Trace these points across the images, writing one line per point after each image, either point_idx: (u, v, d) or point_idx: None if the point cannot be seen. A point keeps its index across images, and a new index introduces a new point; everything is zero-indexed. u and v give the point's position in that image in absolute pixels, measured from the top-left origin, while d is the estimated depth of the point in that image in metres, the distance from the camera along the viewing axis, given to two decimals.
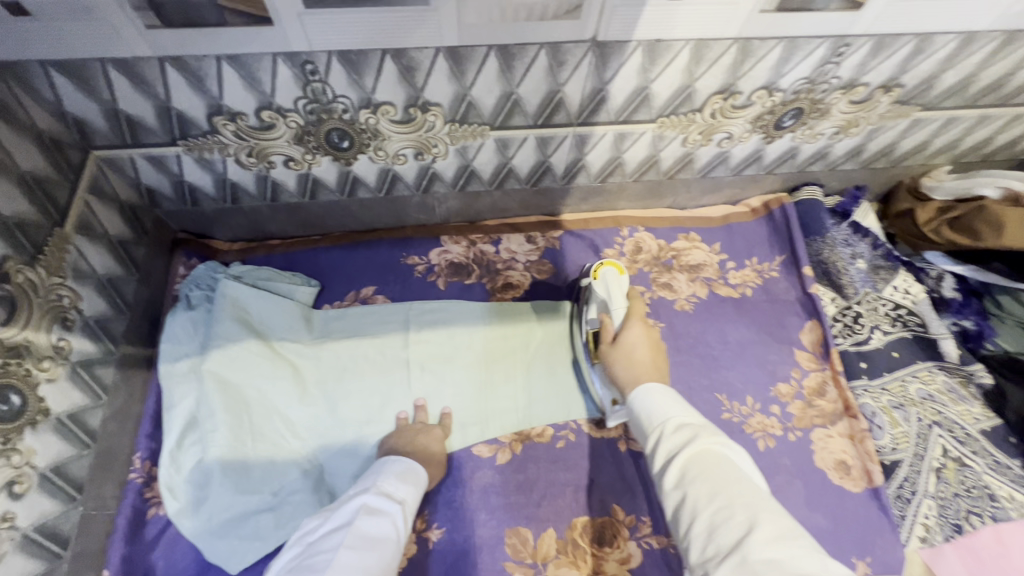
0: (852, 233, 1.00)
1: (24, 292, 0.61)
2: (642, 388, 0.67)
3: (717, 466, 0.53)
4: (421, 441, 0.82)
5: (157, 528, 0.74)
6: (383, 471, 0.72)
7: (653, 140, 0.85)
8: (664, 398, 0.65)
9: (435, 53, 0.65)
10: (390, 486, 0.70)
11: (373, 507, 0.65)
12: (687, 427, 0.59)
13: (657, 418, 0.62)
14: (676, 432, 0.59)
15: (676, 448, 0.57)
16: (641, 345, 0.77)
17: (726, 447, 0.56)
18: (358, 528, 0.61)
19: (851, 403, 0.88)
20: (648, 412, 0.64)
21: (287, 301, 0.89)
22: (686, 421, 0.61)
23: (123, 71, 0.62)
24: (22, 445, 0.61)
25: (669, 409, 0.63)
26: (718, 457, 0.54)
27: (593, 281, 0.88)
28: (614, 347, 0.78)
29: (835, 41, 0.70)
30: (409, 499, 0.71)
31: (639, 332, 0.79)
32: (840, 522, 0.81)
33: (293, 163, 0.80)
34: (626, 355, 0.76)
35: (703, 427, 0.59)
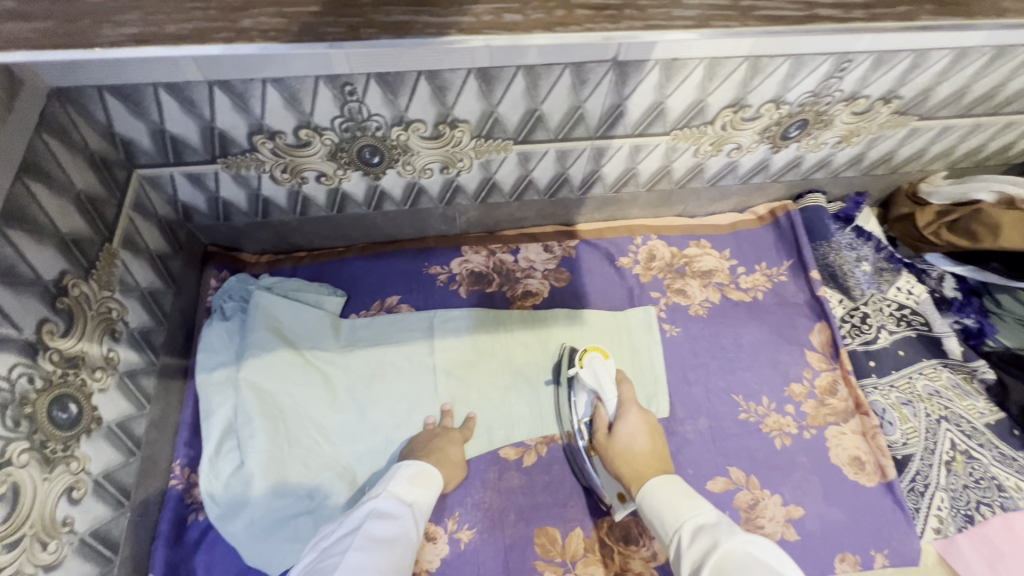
0: (856, 238, 1.04)
1: (79, 305, 0.64)
2: (653, 488, 0.70)
3: (741, 569, 0.53)
4: (438, 444, 0.83)
5: (197, 531, 0.77)
6: (395, 476, 0.73)
7: (666, 151, 0.89)
8: (679, 499, 0.67)
9: (466, 74, 0.69)
10: (402, 489, 0.71)
11: (384, 512, 0.68)
12: (705, 532, 0.60)
13: (675, 526, 0.64)
14: (695, 543, 0.60)
15: (699, 557, 0.58)
16: (640, 435, 0.79)
17: (749, 543, 0.56)
18: (366, 532, 0.65)
19: (862, 400, 0.92)
20: (665, 519, 0.65)
21: (316, 311, 0.92)
22: (701, 522, 0.62)
23: (172, 95, 0.66)
24: (79, 451, 0.62)
25: (683, 512, 0.64)
26: (740, 557, 0.54)
27: (579, 370, 0.86)
28: (613, 440, 0.79)
29: (838, 58, 0.74)
30: (421, 501, 0.72)
31: (637, 417, 0.80)
32: (855, 514, 0.85)
33: (324, 178, 0.84)
34: (627, 450, 0.78)
35: (720, 528, 0.60)
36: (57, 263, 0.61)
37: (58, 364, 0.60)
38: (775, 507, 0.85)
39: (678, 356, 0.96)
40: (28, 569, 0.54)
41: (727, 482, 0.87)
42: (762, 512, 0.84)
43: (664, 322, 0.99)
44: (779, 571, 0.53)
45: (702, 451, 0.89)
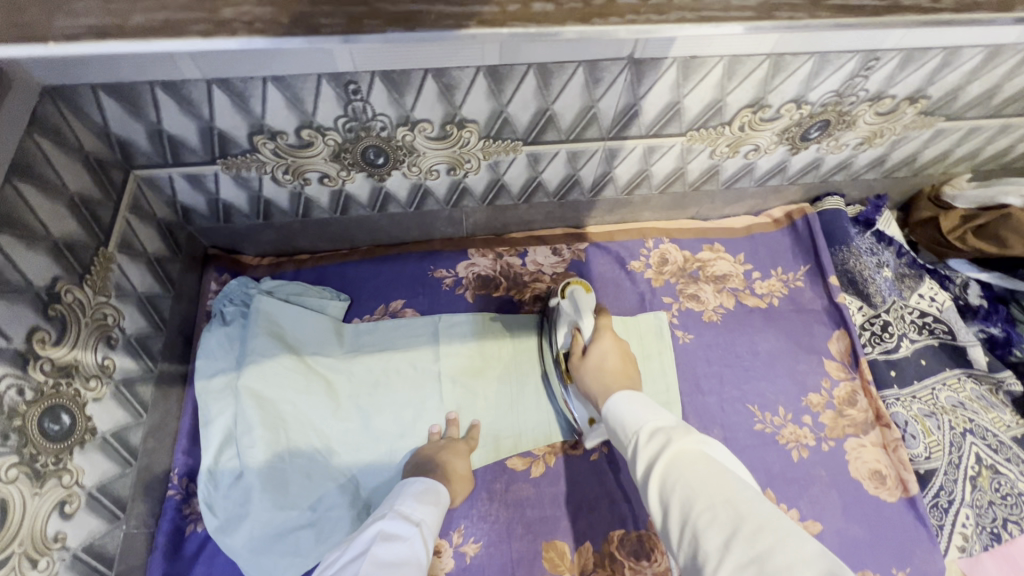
0: (876, 242, 1.01)
1: (73, 311, 0.61)
2: (619, 397, 0.67)
3: (696, 467, 0.53)
4: (444, 457, 0.81)
5: (196, 543, 0.75)
6: (399, 495, 0.71)
7: (681, 153, 0.86)
8: (639, 405, 0.65)
9: (475, 72, 0.66)
10: (408, 508, 0.69)
11: (391, 533, 0.64)
12: (661, 431, 0.59)
13: (634, 427, 0.62)
14: (651, 440, 0.59)
15: (654, 455, 0.57)
16: (611, 355, 0.78)
17: (703, 443, 0.56)
18: (375, 555, 0.60)
19: (882, 412, 0.89)
20: (625, 421, 0.64)
21: (318, 316, 0.90)
22: (659, 423, 0.61)
23: (170, 93, 0.63)
24: (72, 464, 0.60)
25: (642, 414, 0.63)
26: (697, 455, 0.54)
27: (560, 300, 0.87)
28: (585, 359, 0.79)
29: (864, 55, 0.71)
30: (429, 520, 0.69)
31: (610, 341, 0.80)
32: (876, 531, 0.82)
33: (327, 179, 0.81)
34: (597, 365, 0.77)
35: (676, 428, 0.59)
36: (49, 270, 0.58)
37: (50, 374, 0.57)
38: (792, 522, 0.82)
39: (692, 364, 0.93)
40: None
41: None
42: None
43: (677, 328, 0.96)
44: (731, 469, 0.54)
45: None
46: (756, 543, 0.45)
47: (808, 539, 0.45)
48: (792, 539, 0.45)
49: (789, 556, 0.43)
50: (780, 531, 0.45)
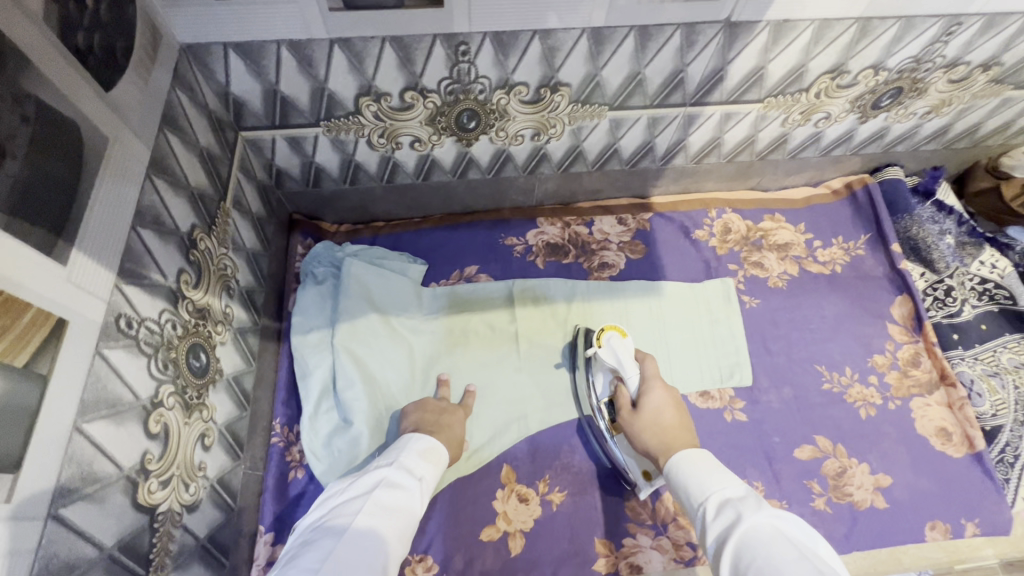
0: (937, 212, 1.03)
1: (204, 259, 0.65)
2: (678, 461, 0.64)
3: (765, 547, 0.48)
4: (445, 420, 0.79)
5: (300, 487, 0.79)
6: (403, 448, 0.69)
7: (755, 120, 0.89)
8: (706, 469, 0.61)
9: (579, 34, 0.69)
10: (411, 461, 0.66)
11: (393, 482, 0.63)
12: (730, 505, 0.54)
13: (701, 499, 0.58)
14: (720, 515, 0.54)
15: (722, 534, 0.53)
16: (667, 409, 0.73)
17: (776, 519, 0.50)
18: (375, 499, 0.59)
19: (947, 372, 0.91)
20: (692, 491, 0.60)
21: (402, 279, 0.93)
22: (729, 496, 0.56)
23: (293, 53, 0.66)
24: (208, 401, 0.64)
25: (711, 484, 0.58)
26: (768, 535, 0.48)
27: (597, 349, 0.83)
28: (638, 415, 0.74)
29: (948, 20, 0.74)
30: (431, 477, 0.67)
31: (661, 392, 0.75)
32: (944, 484, 0.85)
33: (418, 144, 0.84)
34: (653, 423, 0.72)
35: (747, 501, 0.54)
36: (189, 216, 0.62)
37: (191, 314, 0.61)
38: (863, 475, 0.85)
39: (759, 328, 0.96)
40: (176, 508, 0.56)
41: (815, 450, 0.87)
42: (850, 480, 0.85)
43: (742, 294, 0.99)
44: (810, 550, 0.47)
45: (788, 419, 0.89)
46: None
47: None
48: None
49: None
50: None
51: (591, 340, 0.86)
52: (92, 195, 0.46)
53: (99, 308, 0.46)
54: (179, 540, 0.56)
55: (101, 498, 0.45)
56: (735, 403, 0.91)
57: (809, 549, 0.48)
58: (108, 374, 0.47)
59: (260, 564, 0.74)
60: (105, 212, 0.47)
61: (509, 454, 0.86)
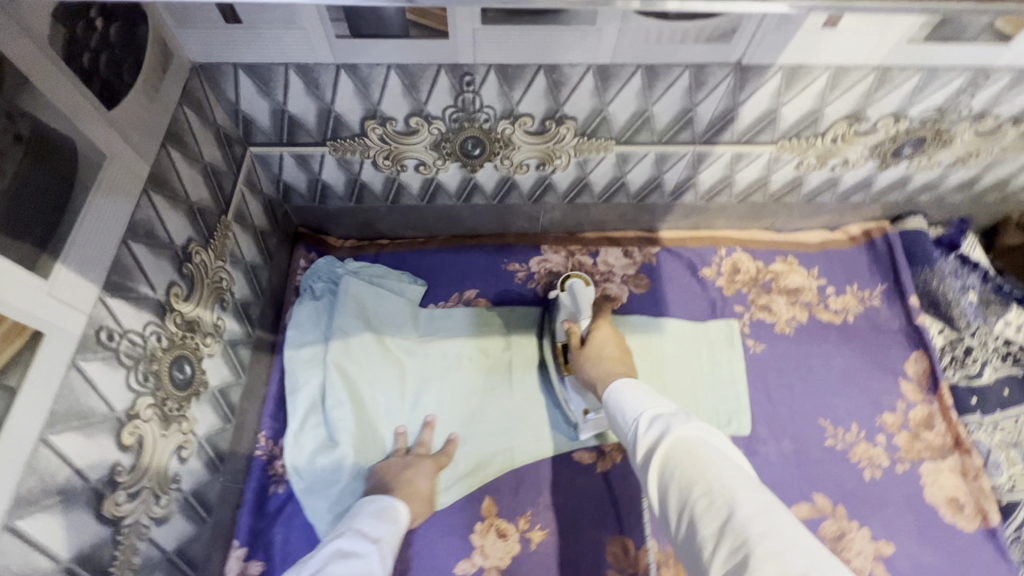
0: (960, 265, 0.99)
1: (199, 272, 0.66)
2: (616, 387, 0.68)
3: (693, 450, 0.51)
4: (407, 473, 0.79)
5: (278, 503, 0.79)
6: (358, 513, 0.70)
7: (768, 162, 0.87)
8: (641, 393, 0.64)
9: (585, 70, 0.68)
10: (366, 526, 0.68)
11: (350, 549, 0.63)
12: (660, 418, 0.58)
13: (634, 415, 0.62)
14: (651, 427, 0.58)
15: (652, 443, 0.56)
16: (609, 343, 0.81)
17: (702, 430, 0.54)
18: (336, 568, 0.59)
19: (962, 438, 0.86)
20: (627, 410, 0.63)
21: (399, 299, 0.93)
22: (659, 410, 0.59)
23: (301, 75, 0.67)
24: (189, 413, 0.64)
25: (643, 402, 0.62)
26: (694, 441, 0.52)
27: (559, 292, 0.91)
28: (585, 348, 0.81)
29: (974, 73, 0.71)
30: (389, 538, 0.68)
31: (608, 330, 0.83)
32: (953, 559, 0.79)
33: (423, 167, 0.85)
34: (597, 353, 0.79)
35: (677, 415, 0.57)
36: (185, 230, 0.63)
37: (179, 327, 0.62)
38: (863, 541, 0.80)
39: (762, 374, 0.93)
40: (144, 521, 0.56)
41: (812, 509, 0.83)
42: (849, 545, 0.80)
43: (747, 337, 0.96)
44: (732, 455, 0.51)
45: (786, 474, 0.85)
46: (754, 527, 0.43)
47: (805, 538, 0.42)
48: (786, 527, 0.43)
49: (786, 547, 0.41)
50: (776, 514, 0.43)
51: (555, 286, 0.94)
52: (82, 210, 0.47)
53: (79, 322, 0.47)
54: (144, 553, 0.56)
55: (61, 512, 0.45)
56: None
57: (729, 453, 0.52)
58: (83, 387, 0.47)
59: None
60: (94, 227, 0.48)
61: (491, 487, 0.84)
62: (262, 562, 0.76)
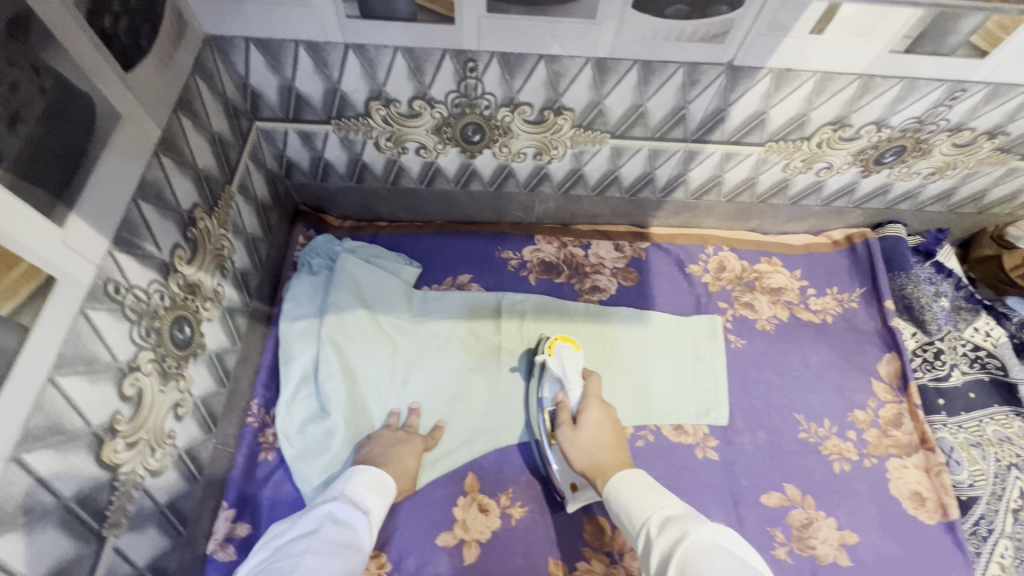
0: (935, 273, 1.03)
1: (202, 238, 0.68)
2: (617, 482, 0.71)
3: (707, 556, 0.54)
4: (397, 450, 0.81)
5: (267, 469, 0.81)
6: (351, 479, 0.73)
7: (756, 163, 0.90)
8: (645, 492, 0.68)
9: (584, 62, 0.71)
10: (358, 495, 0.71)
11: (341, 517, 0.67)
12: (673, 524, 0.61)
13: (641, 518, 0.65)
14: (662, 532, 0.61)
15: (666, 549, 0.59)
16: (604, 428, 0.80)
17: (716, 533, 0.57)
18: (324, 535, 0.63)
19: (928, 436, 0.90)
20: (633, 512, 0.66)
21: (394, 279, 0.96)
22: (669, 514, 0.63)
23: (310, 53, 0.70)
24: (186, 372, 0.66)
25: (650, 503, 0.66)
26: (708, 544, 0.56)
27: (547, 357, 0.87)
28: (579, 431, 0.79)
29: (951, 85, 0.74)
30: (377, 509, 0.72)
31: (600, 410, 0.82)
32: (913, 549, 0.83)
33: (423, 150, 0.87)
34: (591, 441, 0.78)
35: (687, 520, 0.61)
36: (192, 195, 0.66)
37: (181, 288, 0.64)
38: (829, 529, 0.84)
39: (740, 368, 0.96)
40: (140, 470, 0.58)
41: (783, 498, 0.86)
42: (815, 533, 0.83)
43: (729, 332, 0.99)
44: (745, 560, 0.55)
45: (759, 464, 0.89)
46: None
47: None
48: None
49: None
50: None
51: (541, 347, 0.90)
52: (96, 165, 0.49)
53: (89, 271, 0.49)
54: (138, 502, 0.58)
55: (65, 450, 0.47)
56: (708, 440, 0.90)
57: (741, 556, 0.56)
58: (89, 333, 0.49)
59: (218, 538, 0.76)
60: (107, 181, 0.51)
61: (476, 463, 0.87)
62: (249, 524, 0.78)
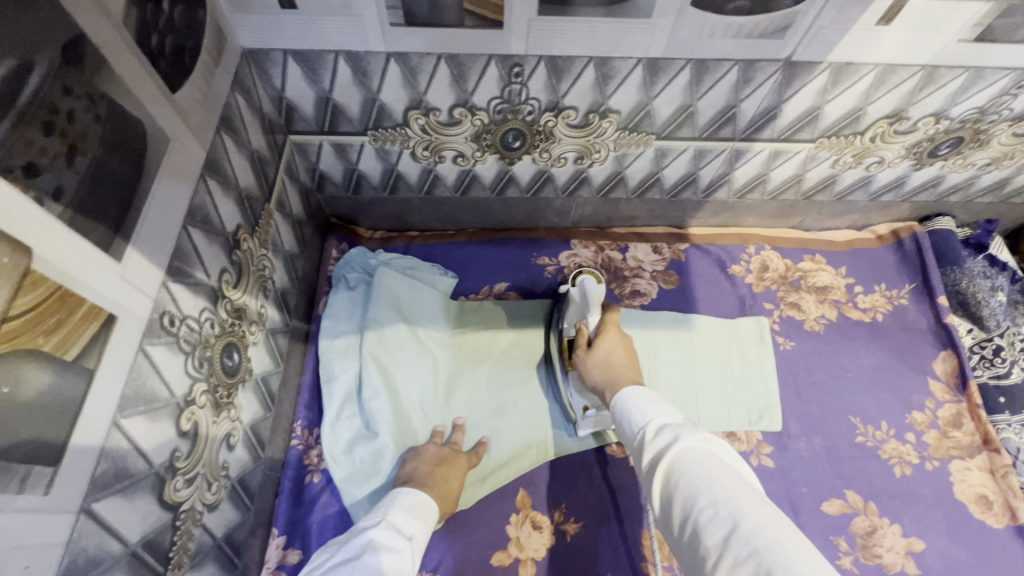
0: (989, 266, 1.00)
1: (246, 260, 0.66)
2: (626, 393, 0.67)
3: (696, 461, 0.51)
4: (441, 468, 0.77)
5: (314, 492, 0.79)
6: (393, 504, 0.68)
7: (805, 160, 0.87)
8: (648, 400, 0.64)
9: (635, 62, 0.68)
10: (400, 519, 0.65)
11: (383, 542, 0.61)
12: (668, 428, 0.58)
13: (640, 423, 0.62)
14: (656, 437, 0.58)
15: (658, 451, 0.56)
16: (617, 351, 0.77)
17: (709, 440, 0.54)
18: (365, 564, 0.58)
19: (991, 436, 0.87)
20: (633, 419, 0.63)
21: (431, 291, 0.93)
22: (667, 421, 0.59)
23: (350, 63, 0.67)
24: (236, 401, 0.64)
25: (650, 412, 0.62)
26: (699, 450, 0.52)
27: (570, 287, 0.84)
28: (591, 353, 0.77)
29: (1020, 73, 0.71)
30: (420, 535, 0.66)
31: (618, 336, 0.78)
32: (984, 555, 0.80)
33: (461, 158, 0.85)
34: (604, 361, 0.76)
35: (684, 425, 0.57)
36: (236, 217, 0.63)
37: (228, 314, 0.62)
38: (895, 537, 0.81)
39: (791, 372, 0.94)
40: (198, 506, 0.56)
41: (844, 505, 0.83)
42: (880, 541, 0.81)
43: (777, 335, 0.96)
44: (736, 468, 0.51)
45: (817, 470, 0.86)
46: (755, 540, 0.42)
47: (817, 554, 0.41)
48: (788, 538, 0.42)
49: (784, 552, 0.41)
50: (777, 527, 0.43)
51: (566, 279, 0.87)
52: (150, 196, 0.47)
53: (147, 306, 0.47)
54: (198, 539, 0.56)
55: (130, 495, 0.45)
56: (762, 447, 0.88)
57: (734, 466, 0.52)
58: (149, 370, 0.47)
59: (272, 566, 0.74)
60: (159, 211, 0.48)
61: (525, 478, 0.84)
62: (300, 550, 0.76)
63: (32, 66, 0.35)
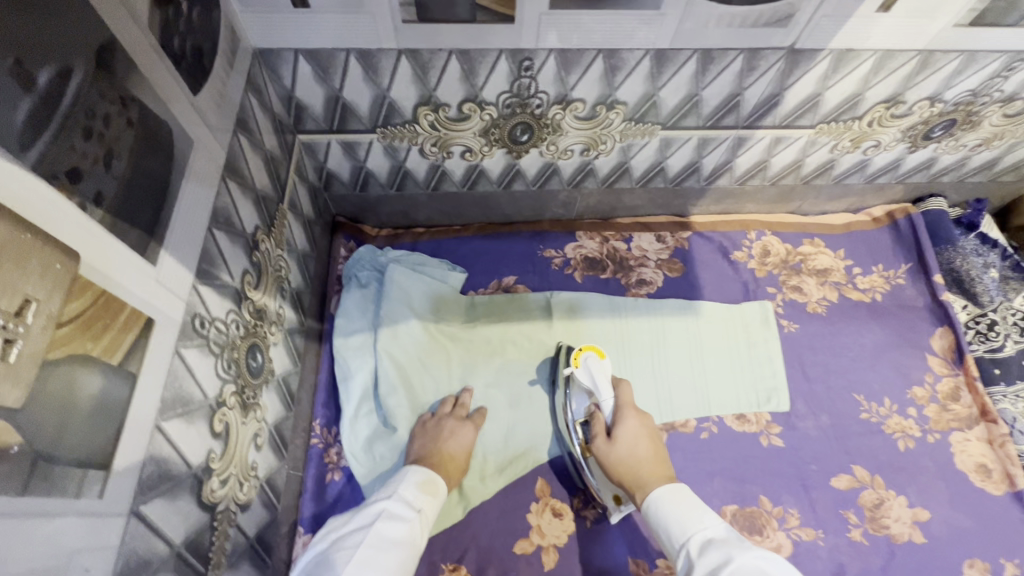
0: (981, 244, 1.03)
1: (264, 261, 0.66)
2: (658, 495, 0.68)
3: None
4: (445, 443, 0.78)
5: (336, 490, 0.80)
6: (403, 477, 0.71)
7: (805, 145, 0.89)
8: (686, 506, 0.66)
9: (644, 54, 0.69)
10: (410, 494, 0.68)
11: (394, 514, 0.65)
12: (714, 546, 0.59)
13: (682, 538, 0.63)
14: (704, 553, 0.59)
15: (708, 571, 0.57)
16: (641, 439, 0.76)
17: (761, 559, 0.56)
18: (377, 532, 0.62)
19: (988, 407, 0.91)
20: (673, 532, 0.64)
21: (442, 286, 0.94)
22: (711, 536, 0.61)
23: (361, 61, 0.67)
24: (260, 401, 0.64)
25: (692, 522, 0.63)
26: (752, 572, 0.54)
27: (574, 370, 0.84)
28: (614, 445, 0.76)
29: (1010, 56, 0.74)
30: (430, 512, 0.69)
31: (636, 422, 0.78)
32: (985, 522, 0.84)
33: (469, 153, 0.85)
34: (629, 453, 0.75)
35: (730, 542, 0.59)
36: (253, 218, 0.63)
37: (251, 315, 0.62)
38: (901, 508, 0.84)
39: (796, 354, 0.96)
40: (232, 507, 0.56)
41: (852, 479, 0.86)
42: (887, 512, 0.84)
43: (781, 318, 0.99)
44: None
45: (825, 448, 0.88)
46: None
47: None
48: None
49: None
50: None
51: (566, 357, 0.87)
52: (178, 197, 0.47)
53: (179, 308, 0.47)
54: (233, 539, 0.57)
55: (172, 497, 0.46)
56: (771, 427, 0.90)
57: None
58: (184, 372, 0.47)
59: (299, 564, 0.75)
60: (186, 213, 0.48)
61: (543, 467, 0.86)
62: None
63: (71, 69, 0.35)
